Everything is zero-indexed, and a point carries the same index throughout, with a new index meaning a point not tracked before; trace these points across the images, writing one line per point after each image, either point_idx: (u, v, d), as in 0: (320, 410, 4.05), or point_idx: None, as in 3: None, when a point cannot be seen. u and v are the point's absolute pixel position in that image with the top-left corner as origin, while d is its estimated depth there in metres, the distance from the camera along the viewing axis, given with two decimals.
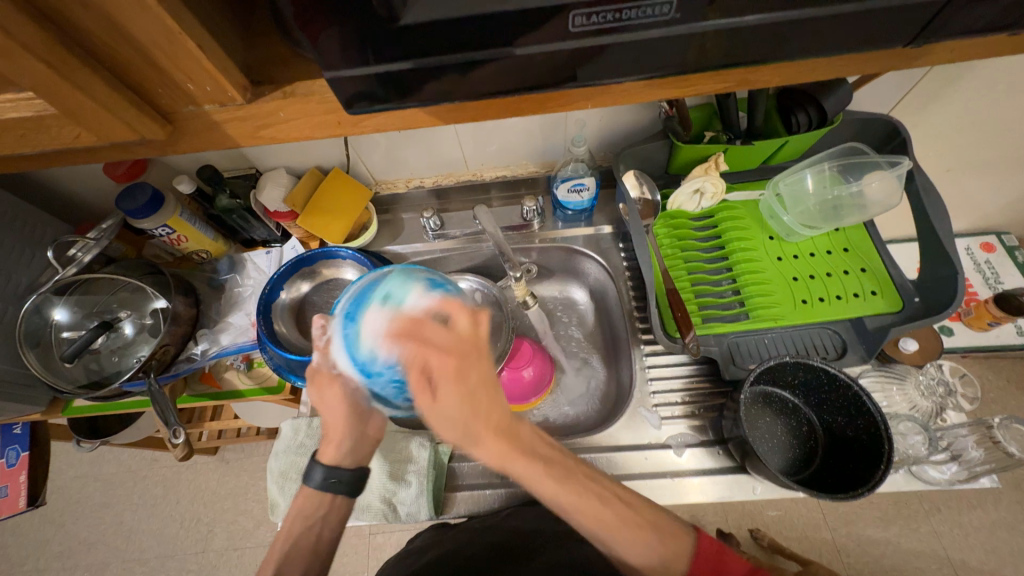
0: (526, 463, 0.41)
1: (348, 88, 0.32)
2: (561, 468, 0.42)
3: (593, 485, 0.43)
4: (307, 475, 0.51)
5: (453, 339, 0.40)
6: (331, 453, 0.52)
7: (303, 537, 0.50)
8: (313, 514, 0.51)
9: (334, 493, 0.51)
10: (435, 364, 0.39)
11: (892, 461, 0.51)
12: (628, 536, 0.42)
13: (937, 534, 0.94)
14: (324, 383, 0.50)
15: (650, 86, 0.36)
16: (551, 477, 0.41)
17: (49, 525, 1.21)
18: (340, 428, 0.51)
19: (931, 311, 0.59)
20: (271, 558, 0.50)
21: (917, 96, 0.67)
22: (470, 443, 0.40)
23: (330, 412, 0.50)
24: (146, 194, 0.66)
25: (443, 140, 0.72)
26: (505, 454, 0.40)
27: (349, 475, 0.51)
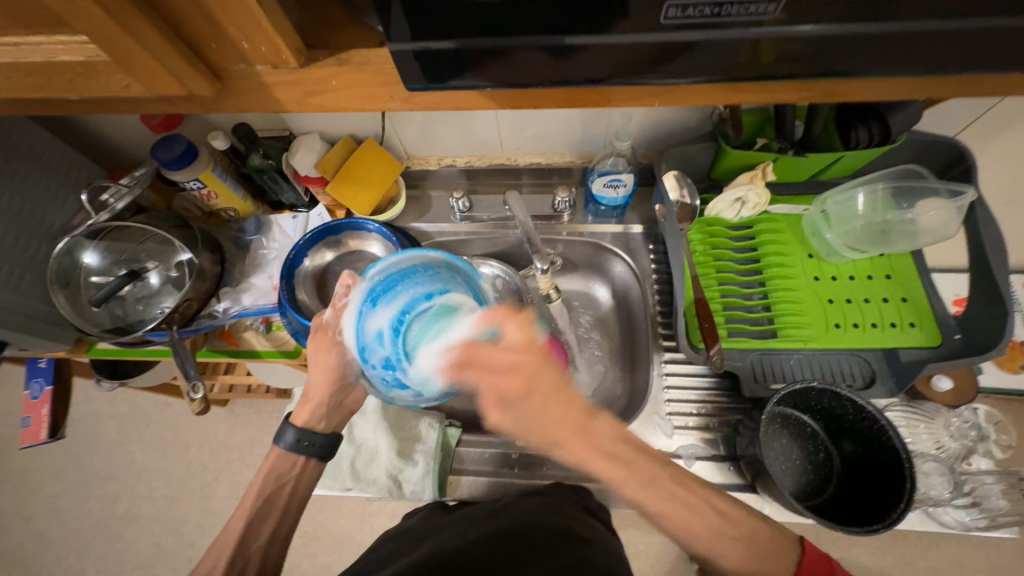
0: (606, 464, 0.41)
1: (407, 62, 0.31)
2: (644, 472, 0.42)
3: (681, 491, 0.42)
4: (279, 435, 0.54)
5: (508, 357, 0.38)
6: (305, 416, 0.54)
7: (275, 496, 0.52)
8: (286, 473, 0.54)
9: (305, 455, 0.54)
10: (502, 387, 0.38)
11: (914, 500, 0.49)
12: (711, 542, 0.41)
13: (932, 569, 0.93)
14: (320, 346, 0.53)
15: (719, 88, 0.34)
16: (638, 483, 0.41)
17: (64, 455, 1.27)
18: (321, 396, 0.54)
19: (973, 351, 0.57)
20: (240, 515, 0.51)
21: (991, 122, 0.63)
22: (552, 445, 0.40)
23: (317, 374, 0.53)
24: (182, 146, 0.66)
25: (481, 120, 0.70)
26: (587, 453, 0.40)
27: (321, 440, 0.54)
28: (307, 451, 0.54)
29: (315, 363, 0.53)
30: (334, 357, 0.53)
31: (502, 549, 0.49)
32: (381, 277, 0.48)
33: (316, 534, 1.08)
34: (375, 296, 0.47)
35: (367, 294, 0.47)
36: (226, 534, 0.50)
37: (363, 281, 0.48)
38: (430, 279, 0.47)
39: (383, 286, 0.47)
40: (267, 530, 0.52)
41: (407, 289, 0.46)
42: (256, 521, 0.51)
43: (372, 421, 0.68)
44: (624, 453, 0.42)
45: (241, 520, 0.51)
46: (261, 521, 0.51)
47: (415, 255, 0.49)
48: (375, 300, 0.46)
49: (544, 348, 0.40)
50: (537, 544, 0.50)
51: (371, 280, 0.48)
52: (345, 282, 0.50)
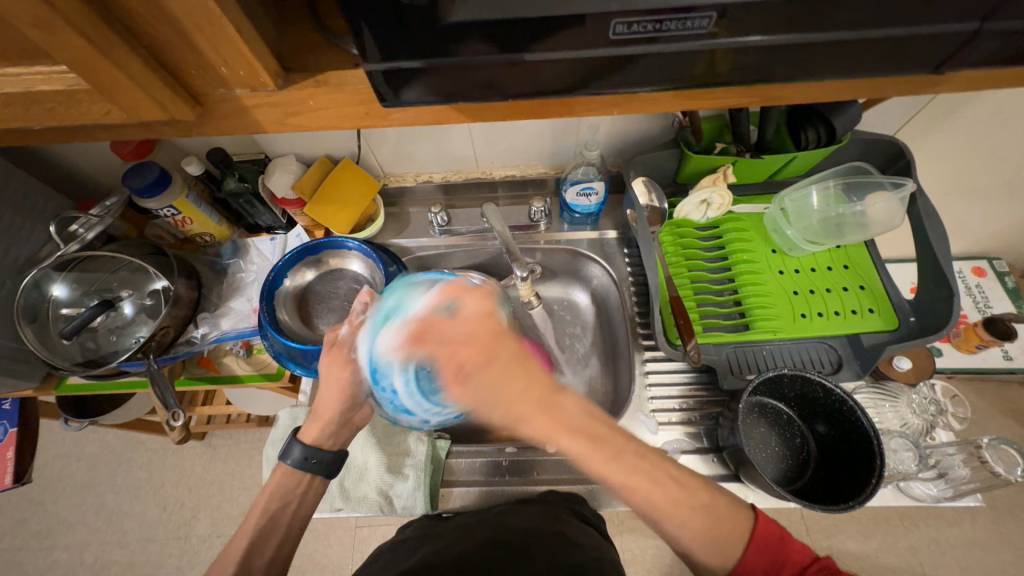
0: (572, 438, 0.40)
1: (385, 81, 0.32)
2: (611, 446, 0.41)
3: (648, 465, 0.42)
4: (286, 452, 0.53)
5: (467, 322, 0.45)
6: (313, 433, 0.54)
7: (279, 514, 0.51)
8: (292, 490, 0.53)
9: (311, 473, 0.53)
10: (462, 355, 0.43)
11: (885, 475, 0.52)
12: (669, 513, 0.41)
13: (914, 550, 0.96)
14: (334, 363, 0.54)
15: (674, 96, 0.37)
16: (602, 456, 0.40)
17: (29, 504, 1.19)
18: (331, 413, 0.54)
19: (925, 331, 0.61)
20: (245, 532, 0.50)
21: (925, 120, 0.69)
22: (518, 421, 0.39)
23: (329, 389, 0.53)
24: (155, 173, 0.65)
25: (455, 137, 0.72)
26: (550, 428, 0.40)
27: (329, 457, 0.53)
28: (314, 469, 0.53)
29: (327, 378, 0.53)
30: (347, 374, 0.53)
31: (498, 557, 0.49)
32: (397, 303, 0.52)
33: (305, 567, 1.05)
34: (389, 320, 0.51)
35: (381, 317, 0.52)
36: (231, 552, 0.49)
37: (380, 305, 0.53)
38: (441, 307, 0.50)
39: (397, 311, 0.51)
40: (272, 548, 0.50)
41: (419, 320, 0.50)
42: (260, 539, 0.50)
43: (361, 438, 0.67)
44: (591, 429, 0.41)
45: (245, 537, 0.50)
46: (266, 538, 0.50)
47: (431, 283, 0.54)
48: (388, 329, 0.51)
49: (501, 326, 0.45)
50: (531, 551, 0.51)
51: (387, 304, 0.53)
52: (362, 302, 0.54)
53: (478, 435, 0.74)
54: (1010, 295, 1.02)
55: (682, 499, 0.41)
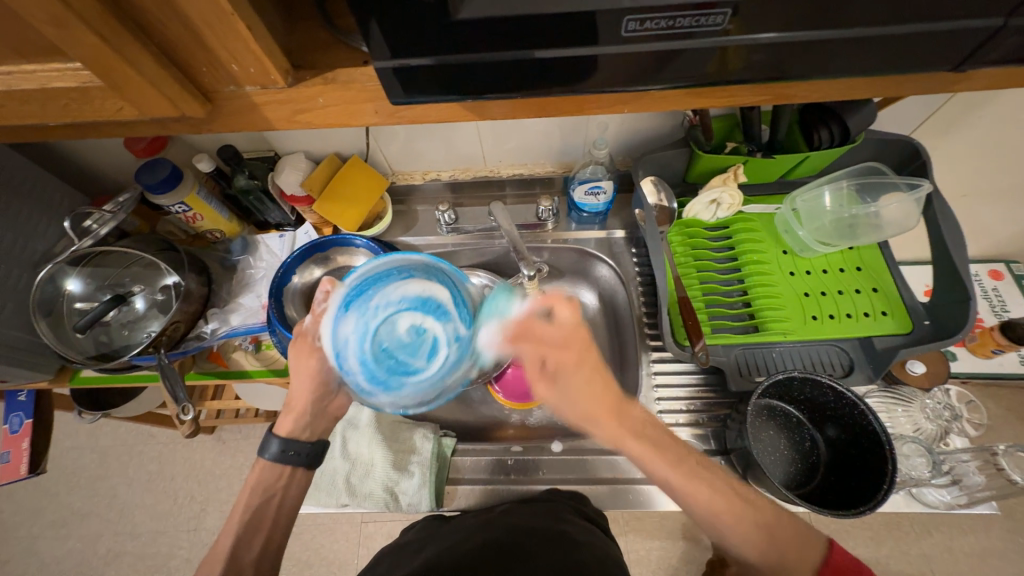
0: (638, 445, 0.45)
1: (393, 78, 0.32)
2: (671, 449, 0.45)
3: (709, 477, 0.44)
4: (263, 447, 0.54)
5: (561, 331, 0.50)
6: (288, 426, 0.55)
7: (263, 508, 0.52)
8: (274, 484, 0.53)
9: (293, 465, 0.54)
10: (554, 357, 0.49)
11: (896, 481, 0.51)
12: (722, 522, 0.42)
13: (925, 557, 0.95)
14: (301, 353, 0.54)
15: (684, 94, 0.37)
16: (665, 461, 0.44)
17: (43, 494, 1.22)
18: (303, 404, 0.55)
19: (941, 335, 0.60)
20: (230, 529, 0.50)
21: (942, 119, 0.67)
22: (590, 421, 0.47)
23: (298, 380, 0.54)
24: (167, 170, 0.66)
25: (464, 135, 0.72)
26: (620, 433, 0.46)
27: (307, 448, 0.54)
28: (294, 461, 0.54)
29: (296, 370, 0.54)
30: (315, 362, 0.54)
31: (502, 558, 0.49)
32: (357, 284, 0.52)
33: (311, 561, 1.06)
34: (349, 302, 0.51)
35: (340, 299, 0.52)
36: (217, 548, 0.49)
37: (339, 286, 0.52)
38: (403, 282, 0.52)
39: (359, 292, 0.52)
40: (259, 543, 0.51)
41: (381, 295, 0.51)
42: (247, 535, 0.50)
43: (366, 435, 0.67)
44: (649, 431, 0.46)
45: (231, 533, 0.50)
46: (251, 534, 0.50)
47: (396, 259, 0.55)
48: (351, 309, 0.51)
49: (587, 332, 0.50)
50: (536, 551, 0.50)
51: (347, 286, 0.52)
52: (323, 288, 0.53)
53: (483, 434, 0.74)
54: None
55: (746, 512, 0.42)
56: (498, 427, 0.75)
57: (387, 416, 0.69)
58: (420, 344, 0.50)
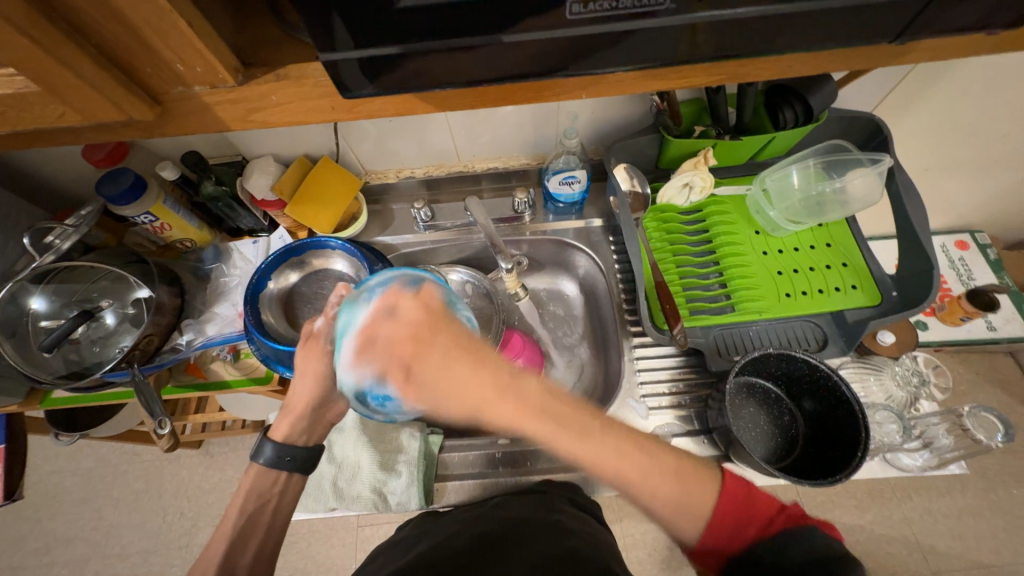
0: (538, 422, 0.36)
1: (345, 72, 0.32)
2: (574, 425, 0.37)
3: (611, 436, 0.38)
4: (258, 450, 0.53)
5: (401, 324, 0.40)
6: (285, 429, 0.54)
7: (258, 513, 0.52)
8: (268, 490, 0.53)
9: (286, 472, 0.54)
10: (405, 356, 0.39)
11: (870, 447, 0.53)
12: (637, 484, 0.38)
13: (908, 521, 0.98)
14: (310, 355, 0.53)
15: (643, 76, 0.37)
16: (570, 437, 0.36)
17: (25, 522, 1.18)
18: (303, 407, 0.54)
19: (908, 305, 0.62)
20: (223, 533, 0.50)
21: (901, 94, 0.69)
22: (474, 411, 0.37)
23: (302, 383, 0.53)
24: (128, 180, 0.64)
25: (435, 131, 0.71)
26: (518, 413, 0.36)
27: (302, 453, 0.54)
28: (288, 466, 0.54)
29: (300, 372, 0.53)
30: (320, 367, 0.53)
31: (494, 550, 0.50)
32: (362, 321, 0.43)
33: (309, 569, 1.05)
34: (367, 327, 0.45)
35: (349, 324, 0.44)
36: (209, 551, 0.49)
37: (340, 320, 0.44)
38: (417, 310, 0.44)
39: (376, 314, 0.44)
40: (253, 546, 0.50)
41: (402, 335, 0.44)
42: (241, 537, 0.50)
43: (352, 437, 0.67)
44: (561, 411, 0.37)
45: (224, 538, 0.50)
46: (245, 537, 0.50)
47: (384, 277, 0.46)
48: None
49: (439, 312, 0.41)
50: (527, 540, 0.51)
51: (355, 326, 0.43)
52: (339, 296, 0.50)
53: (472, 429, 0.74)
54: (992, 266, 1.04)
55: (650, 469, 0.39)
56: None
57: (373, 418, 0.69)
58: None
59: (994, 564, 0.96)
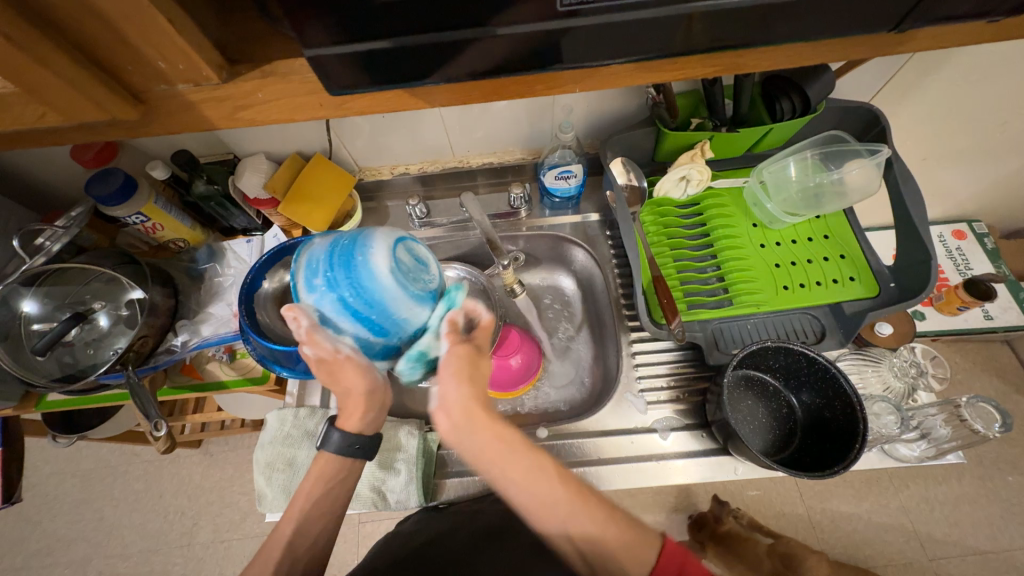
0: (505, 456, 0.43)
1: (333, 67, 0.31)
2: (532, 466, 0.43)
3: (559, 481, 0.43)
4: (326, 439, 0.51)
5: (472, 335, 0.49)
6: (354, 422, 0.51)
7: (322, 500, 0.49)
8: (334, 476, 0.50)
9: (354, 459, 0.51)
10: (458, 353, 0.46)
11: (868, 439, 0.53)
12: (544, 515, 0.42)
13: (905, 509, 1.00)
14: (337, 364, 0.47)
15: (638, 69, 0.36)
16: (524, 477, 0.42)
17: (26, 523, 1.18)
18: (363, 402, 0.50)
19: (906, 296, 0.61)
20: (289, 516, 0.48)
21: (899, 84, 0.68)
22: (467, 427, 0.43)
23: (347, 385, 0.49)
24: (118, 180, 0.63)
25: (429, 127, 0.70)
26: (498, 447, 0.43)
27: (370, 441, 0.51)
28: (357, 454, 0.51)
29: (336, 377, 0.49)
30: (354, 369, 0.48)
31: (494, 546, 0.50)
32: (327, 281, 0.42)
33: None
34: (336, 281, 0.41)
35: (324, 284, 0.42)
36: (275, 535, 0.47)
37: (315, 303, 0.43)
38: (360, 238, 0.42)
39: (335, 259, 0.42)
40: (317, 530, 0.48)
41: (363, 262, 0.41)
42: (306, 523, 0.48)
43: None
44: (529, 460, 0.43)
45: (291, 520, 0.48)
46: (310, 522, 0.48)
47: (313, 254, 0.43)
48: (361, 285, 0.41)
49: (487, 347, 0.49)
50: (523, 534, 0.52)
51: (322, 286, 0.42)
52: (296, 318, 0.44)
53: None
54: (989, 256, 1.04)
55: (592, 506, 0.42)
56: None
57: None
58: (424, 259, 0.46)
59: (990, 550, 0.97)
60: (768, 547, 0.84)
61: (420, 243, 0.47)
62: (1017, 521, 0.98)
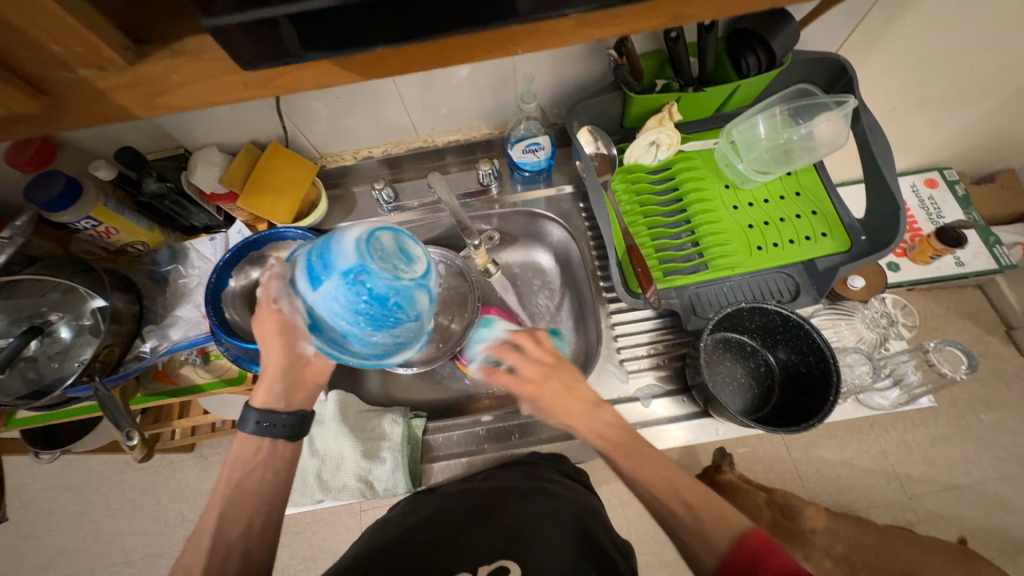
0: (604, 444, 0.49)
1: (244, 40, 0.29)
2: (623, 448, 0.48)
3: (649, 460, 0.47)
4: (242, 420, 0.50)
5: (529, 365, 0.52)
6: (264, 395, 0.51)
7: (245, 482, 0.49)
8: (253, 458, 0.50)
9: (274, 437, 0.51)
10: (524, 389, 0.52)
11: (841, 391, 0.54)
12: (654, 494, 0.45)
13: (885, 453, 1.04)
14: (265, 322, 0.51)
15: (580, 25, 0.34)
16: (622, 459, 0.47)
17: (23, 540, 1.17)
18: (278, 369, 0.52)
19: (876, 248, 0.62)
20: (213, 506, 0.48)
21: (865, 32, 0.67)
22: (563, 421, 0.50)
23: (268, 349, 0.51)
24: (60, 184, 0.59)
25: (389, 106, 0.67)
26: (596, 436, 0.49)
27: (285, 418, 0.51)
28: (272, 433, 0.50)
29: (262, 337, 0.51)
30: (280, 327, 0.50)
31: (481, 519, 0.52)
32: (312, 247, 0.47)
33: (315, 555, 1.07)
34: (315, 247, 0.46)
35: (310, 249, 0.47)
36: (202, 524, 0.47)
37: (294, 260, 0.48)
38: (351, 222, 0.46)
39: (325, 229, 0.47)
40: (246, 516, 0.48)
41: (339, 236, 0.45)
42: (232, 509, 0.48)
43: (332, 429, 0.65)
44: (624, 438, 0.49)
45: (216, 507, 0.48)
46: (237, 508, 0.48)
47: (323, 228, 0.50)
48: (327, 253, 0.44)
49: (551, 363, 0.52)
50: (510, 505, 0.54)
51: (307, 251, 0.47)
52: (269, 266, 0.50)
53: (459, 408, 0.75)
54: (960, 202, 1.05)
55: (673, 485, 0.45)
56: (472, 400, 0.75)
57: (352, 407, 0.67)
58: (409, 254, 0.46)
59: (963, 484, 1.02)
60: (768, 497, 0.88)
61: (417, 242, 0.48)
62: (989, 455, 1.03)
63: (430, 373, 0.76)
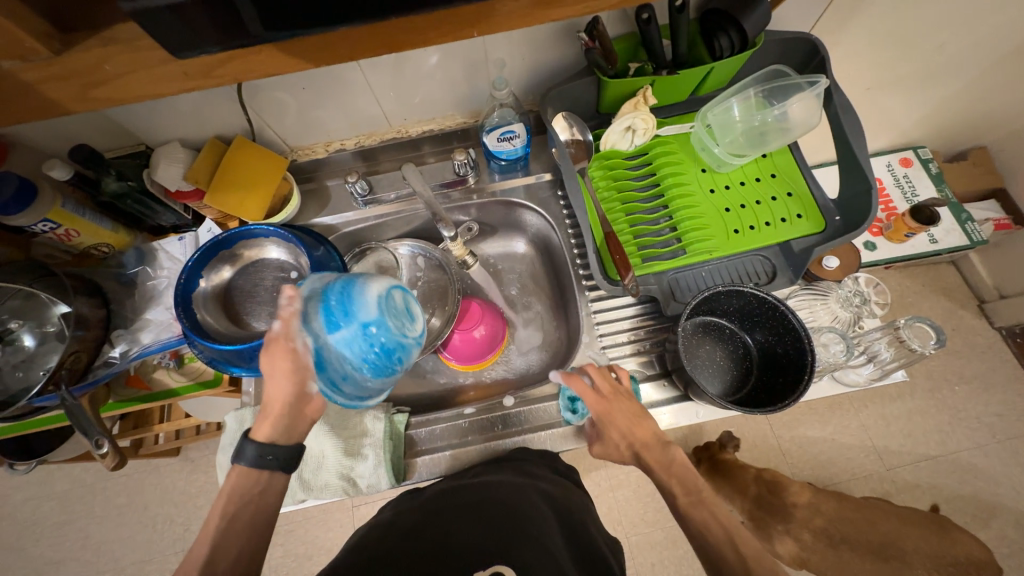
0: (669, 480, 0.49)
1: (175, 28, 0.28)
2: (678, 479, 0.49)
3: (700, 496, 0.47)
4: (237, 452, 0.45)
5: (601, 382, 0.56)
6: (267, 430, 0.46)
7: (240, 513, 0.45)
8: (250, 491, 0.45)
9: (271, 470, 0.46)
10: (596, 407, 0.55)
11: (815, 370, 0.55)
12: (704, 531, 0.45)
13: (864, 427, 1.07)
14: (276, 355, 0.46)
15: (534, 6, 0.33)
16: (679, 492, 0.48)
17: (6, 551, 1.15)
18: (281, 408, 0.46)
19: (850, 227, 0.62)
20: (204, 536, 0.43)
21: (835, 11, 0.67)
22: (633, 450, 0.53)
23: (274, 385, 0.46)
24: (12, 185, 0.57)
25: (359, 96, 0.65)
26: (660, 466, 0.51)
27: (287, 453, 0.46)
28: (271, 466, 0.46)
29: (268, 372, 0.46)
30: (293, 365, 0.46)
31: (466, 514, 0.52)
32: (327, 289, 0.48)
33: (309, 553, 1.06)
34: (331, 292, 0.47)
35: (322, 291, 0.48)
36: (190, 559, 0.42)
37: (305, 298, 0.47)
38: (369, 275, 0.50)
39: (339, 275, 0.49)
40: (238, 546, 0.44)
41: (363, 287, 0.48)
42: (224, 540, 0.43)
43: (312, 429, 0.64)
44: (682, 474, 0.50)
45: (206, 540, 0.43)
46: (230, 539, 0.44)
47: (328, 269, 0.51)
48: (350, 301, 0.47)
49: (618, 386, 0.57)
50: (498, 498, 0.53)
51: (321, 292, 0.48)
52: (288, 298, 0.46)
53: (444, 401, 0.75)
54: (934, 180, 1.06)
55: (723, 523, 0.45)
56: (457, 393, 0.75)
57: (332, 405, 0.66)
58: (412, 313, 0.52)
59: (938, 454, 1.05)
60: (754, 474, 0.89)
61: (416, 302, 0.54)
62: (963, 425, 1.06)
63: (413, 367, 0.75)
